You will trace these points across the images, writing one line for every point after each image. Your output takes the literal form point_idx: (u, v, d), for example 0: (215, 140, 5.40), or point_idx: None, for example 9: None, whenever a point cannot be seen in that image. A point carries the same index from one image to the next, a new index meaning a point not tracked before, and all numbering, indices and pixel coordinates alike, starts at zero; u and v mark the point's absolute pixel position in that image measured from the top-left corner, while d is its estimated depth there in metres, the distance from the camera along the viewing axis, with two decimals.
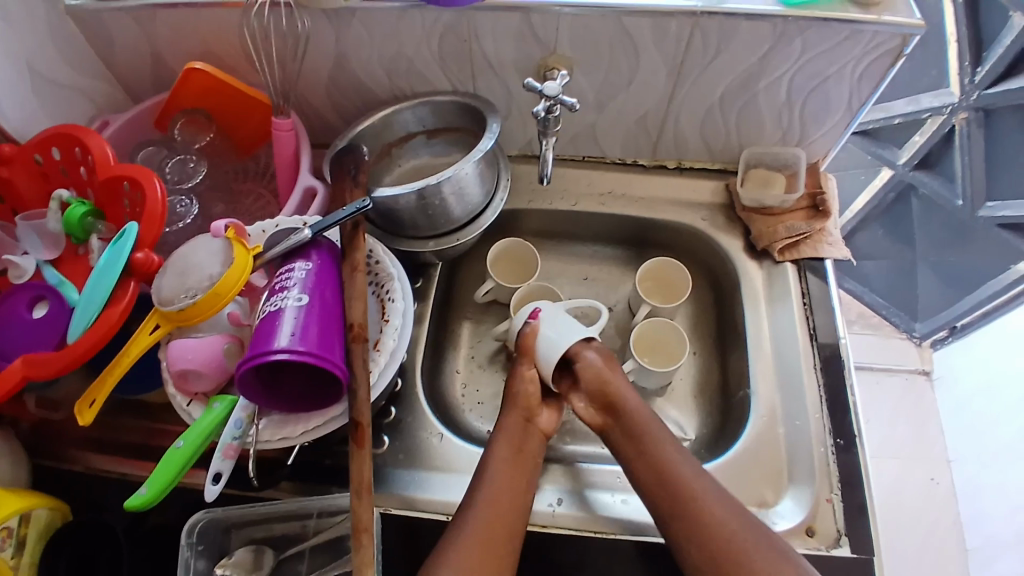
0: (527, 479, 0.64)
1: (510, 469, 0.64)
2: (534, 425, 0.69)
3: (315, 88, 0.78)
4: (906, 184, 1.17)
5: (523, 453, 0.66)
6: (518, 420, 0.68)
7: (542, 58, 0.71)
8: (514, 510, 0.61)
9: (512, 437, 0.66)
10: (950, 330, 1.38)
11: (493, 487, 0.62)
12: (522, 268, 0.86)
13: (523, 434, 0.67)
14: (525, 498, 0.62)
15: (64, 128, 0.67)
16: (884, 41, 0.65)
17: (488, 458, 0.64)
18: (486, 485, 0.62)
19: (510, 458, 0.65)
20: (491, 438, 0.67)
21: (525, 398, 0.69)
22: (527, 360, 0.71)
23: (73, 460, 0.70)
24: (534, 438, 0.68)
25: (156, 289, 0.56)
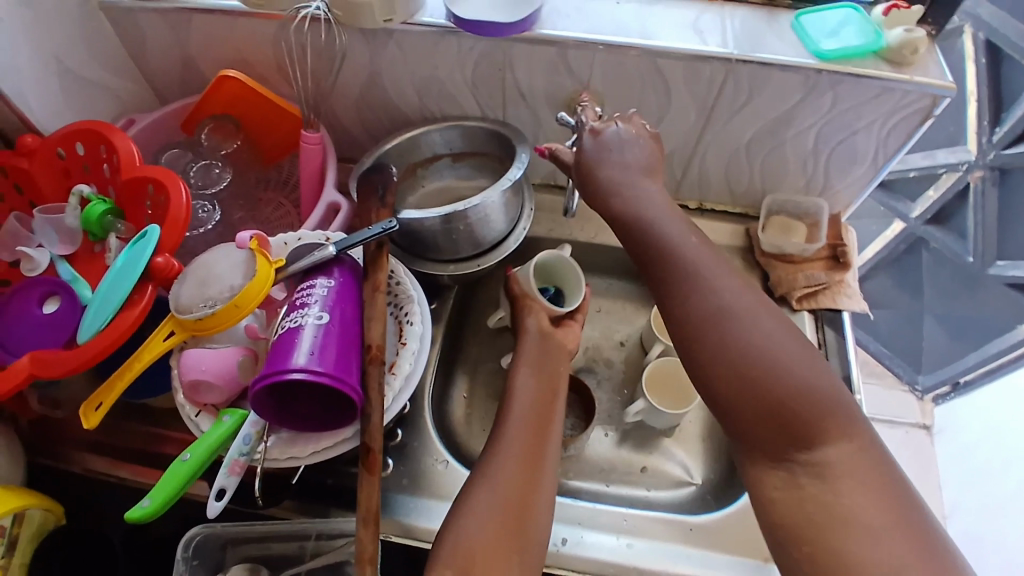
0: (551, 392, 0.66)
1: (536, 389, 0.66)
2: (552, 343, 0.71)
3: (345, 104, 0.79)
4: (917, 237, 1.18)
5: (546, 373, 0.68)
6: (536, 342, 0.71)
7: (573, 90, 0.71)
8: (542, 418, 0.63)
9: (533, 360, 0.69)
10: (953, 385, 1.38)
11: (521, 403, 0.64)
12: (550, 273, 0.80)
13: (544, 357, 0.70)
14: (552, 407, 0.65)
15: (91, 124, 0.67)
16: (914, 100, 0.65)
17: (513, 382, 0.67)
18: (514, 403, 0.64)
19: (534, 385, 0.66)
20: (513, 364, 0.69)
21: (538, 319, 0.73)
22: (527, 301, 0.74)
23: (70, 461, 0.69)
24: (554, 352, 0.71)
25: (174, 295, 0.55)
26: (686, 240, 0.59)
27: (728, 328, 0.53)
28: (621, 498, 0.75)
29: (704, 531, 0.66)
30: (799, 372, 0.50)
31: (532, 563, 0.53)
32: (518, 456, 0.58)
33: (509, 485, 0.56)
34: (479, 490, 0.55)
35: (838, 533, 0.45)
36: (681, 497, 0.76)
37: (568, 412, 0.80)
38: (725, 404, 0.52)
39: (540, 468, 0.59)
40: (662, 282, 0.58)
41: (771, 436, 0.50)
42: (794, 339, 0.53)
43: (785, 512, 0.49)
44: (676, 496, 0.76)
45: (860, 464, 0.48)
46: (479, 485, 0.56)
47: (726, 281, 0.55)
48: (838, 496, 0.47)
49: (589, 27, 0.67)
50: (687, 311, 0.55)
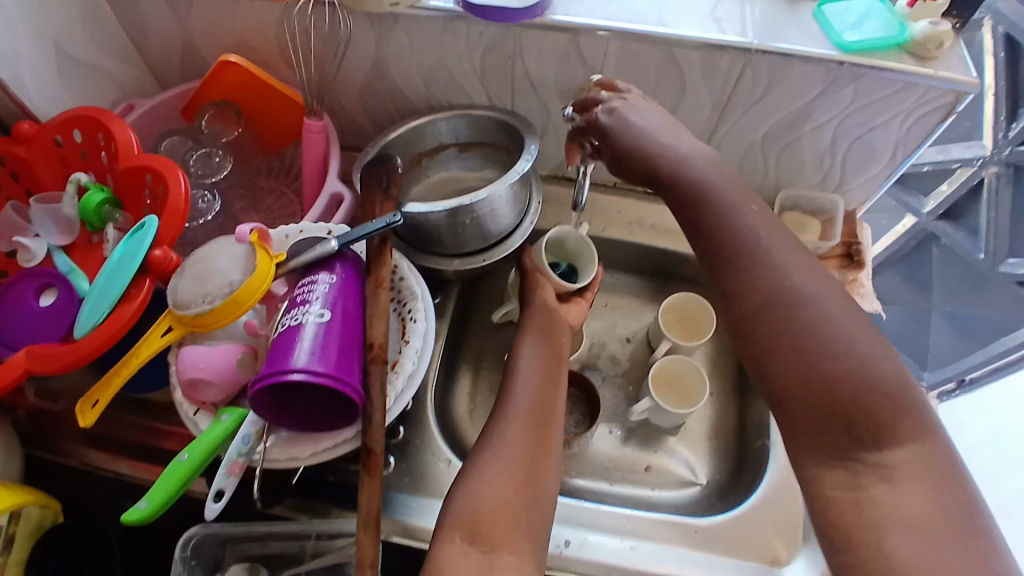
0: (557, 362, 0.67)
1: (542, 360, 0.67)
2: (558, 318, 0.71)
3: (350, 93, 0.76)
4: (928, 234, 1.15)
5: (553, 343, 0.69)
6: (543, 313, 0.70)
7: (585, 81, 0.69)
8: (549, 387, 0.64)
9: (539, 331, 0.69)
10: (959, 382, 1.30)
11: (528, 373, 0.65)
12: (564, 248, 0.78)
13: (551, 328, 0.70)
14: (559, 376, 0.66)
15: (89, 111, 0.65)
16: (937, 96, 0.63)
17: (519, 353, 0.67)
18: (521, 373, 0.65)
19: (541, 355, 0.67)
20: (520, 335, 0.69)
21: (545, 289, 0.72)
22: (539, 275, 0.73)
23: (67, 455, 0.67)
24: (561, 325, 0.70)
25: (172, 290, 0.54)
26: (745, 216, 0.55)
27: (793, 313, 0.50)
28: (624, 498, 0.74)
29: (712, 533, 0.65)
30: (864, 364, 0.47)
31: (541, 525, 0.55)
32: (524, 424, 0.60)
33: (517, 447, 0.58)
34: (488, 456, 0.57)
35: (889, 533, 0.43)
36: (686, 497, 0.74)
37: (572, 409, 0.78)
38: (779, 395, 0.50)
39: (546, 434, 0.60)
40: (718, 264, 0.55)
41: (830, 432, 0.48)
42: (859, 325, 0.50)
43: (839, 512, 0.46)
44: (680, 496, 0.74)
45: (923, 466, 0.45)
46: (489, 451, 0.58)
47: (788, 258, 0.53)
48: (895, 500, 0.44)
49: (603, 15, 0.64)
50: (748, 293, 0.52)
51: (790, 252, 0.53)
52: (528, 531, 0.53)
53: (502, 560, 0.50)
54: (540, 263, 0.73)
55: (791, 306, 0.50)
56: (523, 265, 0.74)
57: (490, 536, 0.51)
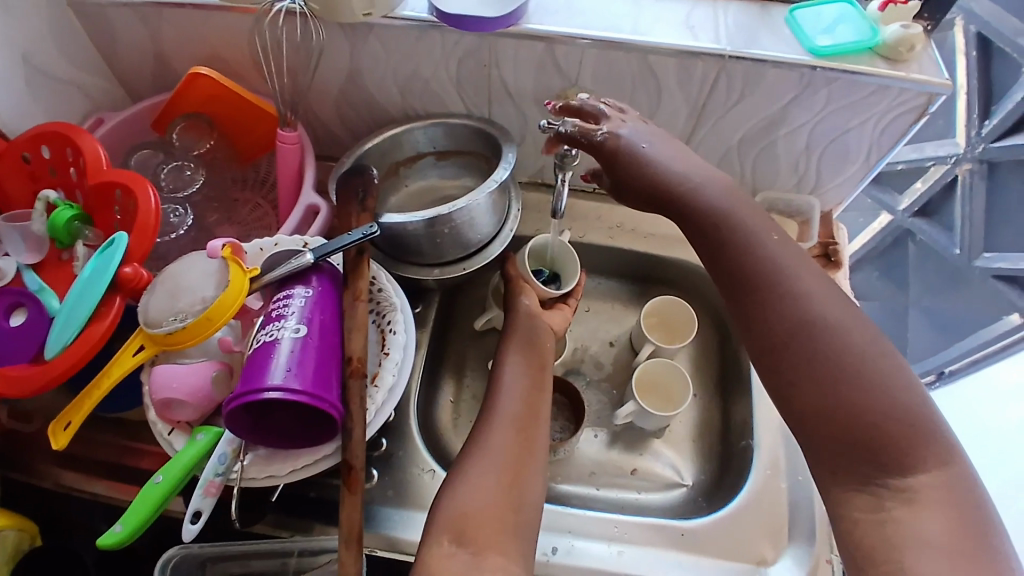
0: (541, 369, 0.66)
1: (525, 367, 0.66)
2: (544, 326, 0.70)
3: (325, 103, 0.76)
4: (904, 230, 1.17)
5: (536, 350, 0.68)
6: (525, 321, 0.69)
7: (562, 89, 0.69)
8: (533, 397, 0.63)
9: (522, 339, 0.68)
10: (938, 375, 1.31)
11: (512, 379, 0.64)
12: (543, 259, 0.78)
13: (533, 335, 0.69)
14: (543, 385, 0.65)
15: (56, 126, 0.64)
16: (908, 98, 0.64)
17: (502, 361, 0.66)
18: (504, 381, 0.64)
19: (525, 362, 0.66)
20: (503, 343, 0.68)
21: (530, 301, 0.71)
22: (522, 281, 0.73)
23: (42, 476, 0.66)
24: (546, 331, 0.69)
25: (143, 308, 0.53)
26: (767, 244, 0.57)
27: (818, 338, 0.52)
28: (611, 503, 0.74)
29: (699, 536, 0.65)
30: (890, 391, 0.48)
31: (528, 526, 0.54)
32: (509, 428, 0.59)
33: (502, 453, 0.57)
34: (473, 463, 0.57)
35: (912, 555, 0.43)
36: (673, 499, 0.74)
37: (557, 415, 0.78)
38: (803, 418, 0.51)
39: (531, 439, 0.59)
40: (744, 289, 0.56)
41: (853, 454, 0.48)
42: (879, 349, 0.51)
43: (863, 534, 0.47)
44: (667, 499, 0.74)
45: (948, 492, 0.45)
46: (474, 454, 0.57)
47: (810, 284, 0.55)
48: (919, 524, 0.45)
49: (577, 23, 0.64)
50: (771, 318, 0.54)
51: (803, 272, 0.55)
52: (515, 532, 0.53)
53: (490, 562, 0.50)
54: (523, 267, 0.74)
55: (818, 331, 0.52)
56: (508, 273, 0.74)
57: (476, 537, 0.51)
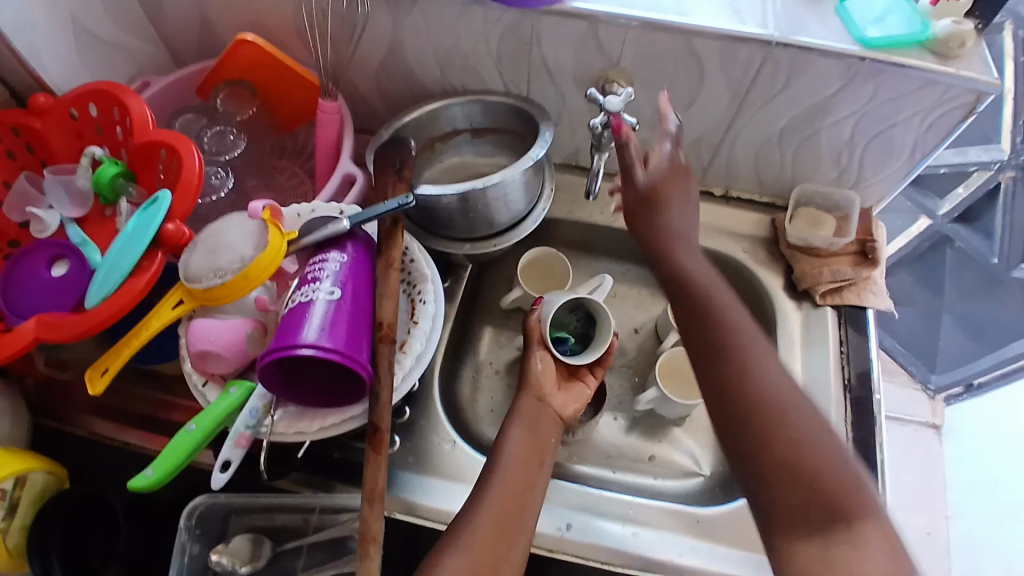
0: (541, 457, 0.63)
1: (525, 449, 0.63)
2: (548, 411, 0.67)
3: (364, 76, 0.76)
4: (943, 236, 1.13)
5: (538, 433, 0.65)
6: (530, 402, 0.67)
7: (602, 69, 0.68)
8: (527, 489, 0.60)
9: (526, 419, 0.66)
10: (967, 387, 1.33)
11: (510, 463, 0.61)
12: (550, 277, 0.82)
13: (536, 416, 0.66)
14: (540, 477, 0.61)
15: (105, 85, 0.66)
16: (957, 95, 0.62)
17: (503, 437, 0.64)
18: (499, 466, 0.61)
19: (525, 443, 0.63)
20: (507, 421, 0.66)
21: (538, 378, 0.69)
22: (537, 343, 0.72)
23: (77, 424, 0.68)
24: (551, 418, 0.67)
25: (184, 263, 0.54)
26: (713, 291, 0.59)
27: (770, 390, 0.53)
28: (628, 486, 0.74)
29: (714, 525, 0.65)
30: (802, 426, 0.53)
31: None
32: (496, 513, 0.57)
33: (481, 546, 0.54)
34: (452, 553, 0.54)
35: None
36: (690, 488, 0.74)
37: None
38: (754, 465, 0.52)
39: (513, 541, 0.56)
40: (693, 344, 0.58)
41: (799, 499, 0.49)
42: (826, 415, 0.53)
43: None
44: (684, 487, 0.74)
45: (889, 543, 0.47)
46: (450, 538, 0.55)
47: None
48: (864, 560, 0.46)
49: (622, 2, 0.64)
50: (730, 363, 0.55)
51: None
52: None
53: None
54: (543, 317, 0.73)
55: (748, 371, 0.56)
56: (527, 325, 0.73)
57: None
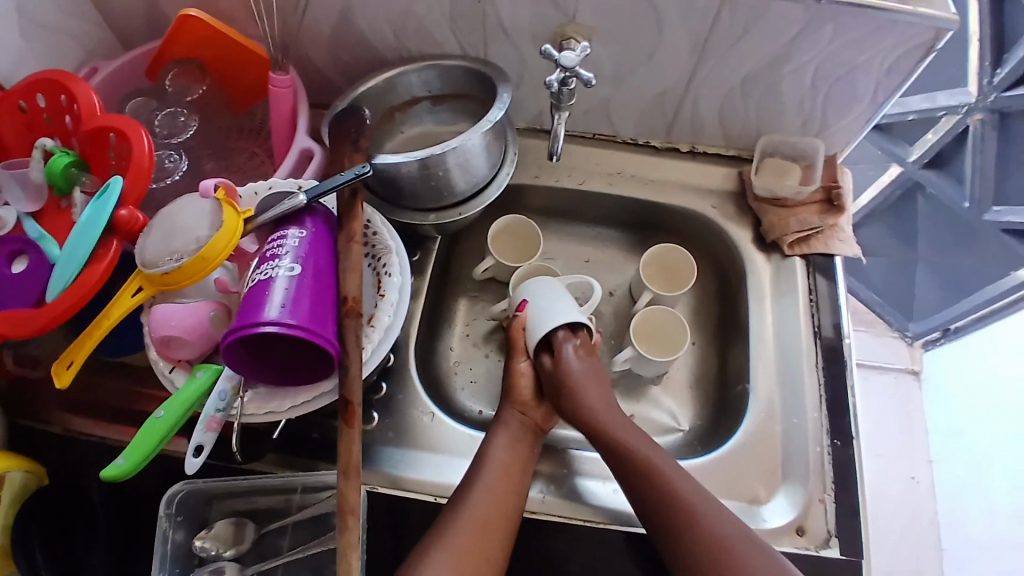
0: (525, 465, 0.64)
1: (508, 459, 0.63)
2: (532, 423, 0.68)
3: (317, 47, 0.74)
4: (915, 182, 1.13)
5: (520, 444, 0.65)
6: (514, 415, 0.68)
7: (560, 25, 0.67)
8: (512, 497, 0.61)
9: (509, 430, 0.66)
10: (944, 331, 1.35)
11: (494, 472, 0.62)
12: (523, 247, 0.82)
13: (520, 429, 0.67)
14: (523, 484, 0.62)
15: (50, 73, 0.64)
16: (916, 34, 0.62)
17: (487, 447, 0.64)
18: (483, 474, 0.61)
19: (509, 452, 0.64)
20: (491, 429, 0.66)
21: (518, 395, 0.69)
22: (520, 352, 0.72)
23: (49, 421, 0.67)
24: (533, 432, 0.67)
25: (140, 249, 0.53)
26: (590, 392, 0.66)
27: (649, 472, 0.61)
28: None
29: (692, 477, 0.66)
30: (716, 528, 0.57)
31: None
32: (480, 516, 0.58)
33: (465, 554, 0.56)
34: (435, 561, 0.55)
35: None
36: (671, 444, 0.75)
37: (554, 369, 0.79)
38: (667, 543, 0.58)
39: (497, 554, 0.57)
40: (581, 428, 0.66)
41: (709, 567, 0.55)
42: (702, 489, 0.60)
43: None
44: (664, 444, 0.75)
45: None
46: (435, 541, 0.57)
47: None
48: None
49: None
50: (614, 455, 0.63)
51: None
52: None
53: None
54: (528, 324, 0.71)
55: (667, 478, 0.60)
56: (511, 335, 0.72)
57: None
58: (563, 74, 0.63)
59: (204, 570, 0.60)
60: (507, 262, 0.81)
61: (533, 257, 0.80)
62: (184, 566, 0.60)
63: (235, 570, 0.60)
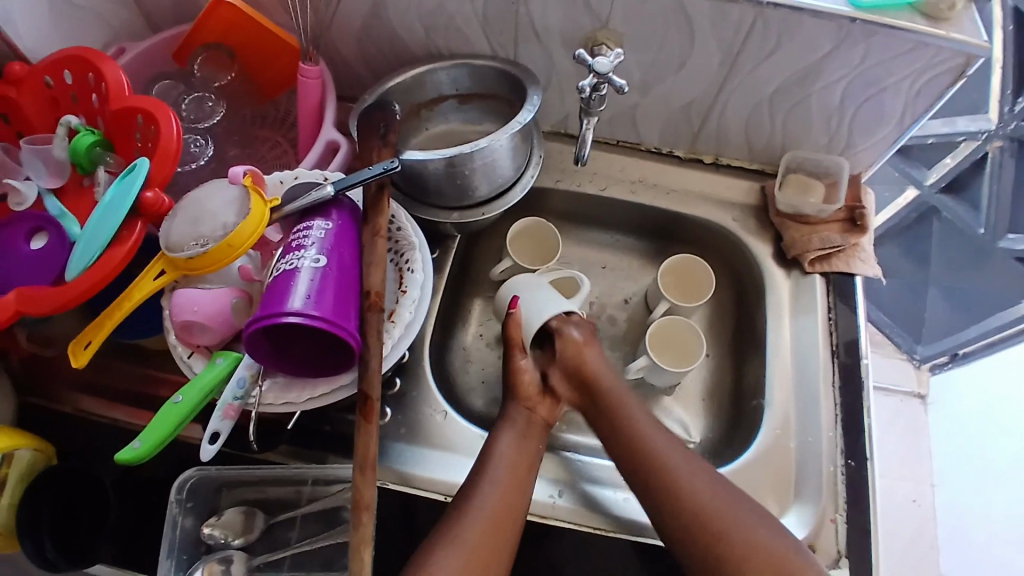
0: (533, 465, 0.63)
1: (516, 457, 0.63)
2: (540, 420, 0.68)
3: (346, 40, 0.74)
4: (930, 207, 1.12)
5: (528, 443, 0.65)
6: (521, 411, 0.68)
7: (591, 30, 0.67)
8: (519, 496, 0.60)
9: (516, 427, 0.66)
10: (952, 356, 1.35)
11: (503, 469, 0.61)
12: (540, 249, 0.82)
13: (527, 424, 0.67)
14: (531, 484, 0.62)
15: (79, 51, 0.63)
16: (946, 58, 0.61)
17: (495, 444, 0.64)
18: (493, 471, 0.61)
19: (516, 449, 0.64)
20: (499, 425, 0.66)
21: (522, 389, 0.69)
22: (519, 349, 0.71)
23: (61, 401, 0.67)
24: (540, 428, 0.67)
25: (165, 232, 0.53)
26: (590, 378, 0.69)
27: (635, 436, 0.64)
28: None
29: None
30: (701, 488, 0.60)
31: None
32: (489, 515, 0.58)
33: (476, 552, 0.56)
34: (446, 557, 0.55)
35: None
36: None
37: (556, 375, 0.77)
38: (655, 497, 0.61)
39: (505, 555, 0.57)
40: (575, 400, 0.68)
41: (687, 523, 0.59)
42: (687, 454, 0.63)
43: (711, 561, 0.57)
44: None
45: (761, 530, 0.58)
46: (446, 539, 0.56)
47: None
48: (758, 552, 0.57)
49: None
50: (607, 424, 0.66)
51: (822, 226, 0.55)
52: None
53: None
54: (525, 320, 0.70)
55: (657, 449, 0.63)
56: (507, 332, 0.70)
57: None
58: (593, 76, 0.62)
59: (211, 558, 0.60)
60: (524, 263, 0.80)
61: (551, 261, 0.80)
62: (191, 553, 0.60)
63: (243, 561, 0.60)
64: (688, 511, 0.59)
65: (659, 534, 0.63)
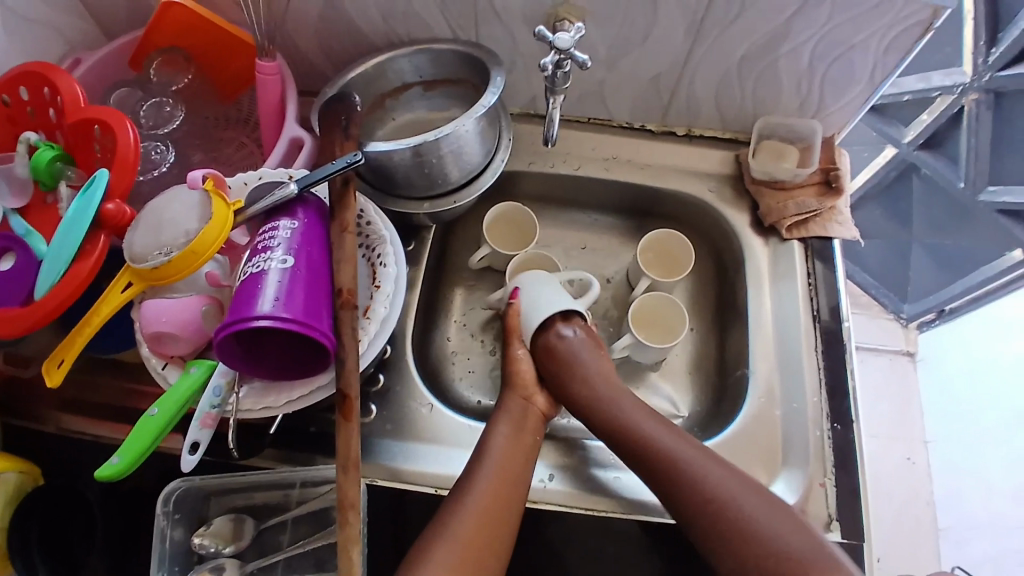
0: (529, 455, 0.63)
1: (510, 447, 0.63)
2: (536, 412, 0.68)
3: (304, 33, 0.73)
4: (908, 164, 1.11)
5: (523, 433, 0.65)
6: (517, 402, 0.68)
7: (552, 7, 0.65)
8: (515, 484, 0.60)
9: (513, 419, 0.66)
10: (939, 312, 1.35)
11: (495, 460, 0.61)
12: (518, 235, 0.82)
13: (522, 415, 0.67)
14: (526, 474, 0.62)
15: (36, 66, 0.62)
16: (912, 12, 0.60)
17: (489, 435, 0.63)
18: (486, 461, 0.61)
19: (508, 439, 0.63)
20: (495, 416, 0.66)
21: (519, 380, 0.70)
22: (515, 339, 0.73)
23: (42, 420, 0.66)
24: (537, 418, 0.67)
25: (127, 243, 0.52)
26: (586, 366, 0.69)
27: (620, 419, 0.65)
28: None
29: None
30: (685, 458, 0.60)
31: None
32: (480, 505, 0.58)
33: (470, 544, 0.56)
34: (441, 545, 0.56)
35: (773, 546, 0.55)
36: None
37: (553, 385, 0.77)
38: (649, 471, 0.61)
39: (498, 547, 0.57)
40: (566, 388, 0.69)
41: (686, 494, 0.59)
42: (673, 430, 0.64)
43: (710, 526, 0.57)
44: None
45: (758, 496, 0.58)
46: (439, 530, 0.57)
47: None
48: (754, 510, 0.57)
49: None
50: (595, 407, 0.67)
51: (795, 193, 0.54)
52: None
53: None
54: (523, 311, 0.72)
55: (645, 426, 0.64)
56: (507, 322, 0.73)
57: None
58: (556, 53, 0.61)
59: (203, 567, 0.60)
60: (504, 250, 0.80)
61: (529, 246, 0.80)
62: (183, 563, 0.60)
63: (235, 566, 0.60)
64: (689, 493, 0.59)
65: (652, 510, 0.63)
